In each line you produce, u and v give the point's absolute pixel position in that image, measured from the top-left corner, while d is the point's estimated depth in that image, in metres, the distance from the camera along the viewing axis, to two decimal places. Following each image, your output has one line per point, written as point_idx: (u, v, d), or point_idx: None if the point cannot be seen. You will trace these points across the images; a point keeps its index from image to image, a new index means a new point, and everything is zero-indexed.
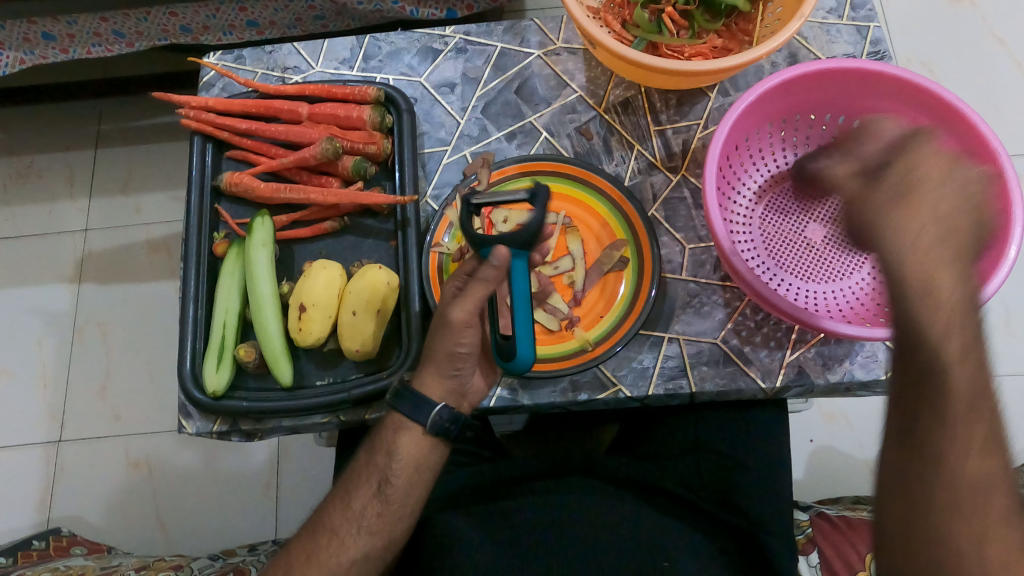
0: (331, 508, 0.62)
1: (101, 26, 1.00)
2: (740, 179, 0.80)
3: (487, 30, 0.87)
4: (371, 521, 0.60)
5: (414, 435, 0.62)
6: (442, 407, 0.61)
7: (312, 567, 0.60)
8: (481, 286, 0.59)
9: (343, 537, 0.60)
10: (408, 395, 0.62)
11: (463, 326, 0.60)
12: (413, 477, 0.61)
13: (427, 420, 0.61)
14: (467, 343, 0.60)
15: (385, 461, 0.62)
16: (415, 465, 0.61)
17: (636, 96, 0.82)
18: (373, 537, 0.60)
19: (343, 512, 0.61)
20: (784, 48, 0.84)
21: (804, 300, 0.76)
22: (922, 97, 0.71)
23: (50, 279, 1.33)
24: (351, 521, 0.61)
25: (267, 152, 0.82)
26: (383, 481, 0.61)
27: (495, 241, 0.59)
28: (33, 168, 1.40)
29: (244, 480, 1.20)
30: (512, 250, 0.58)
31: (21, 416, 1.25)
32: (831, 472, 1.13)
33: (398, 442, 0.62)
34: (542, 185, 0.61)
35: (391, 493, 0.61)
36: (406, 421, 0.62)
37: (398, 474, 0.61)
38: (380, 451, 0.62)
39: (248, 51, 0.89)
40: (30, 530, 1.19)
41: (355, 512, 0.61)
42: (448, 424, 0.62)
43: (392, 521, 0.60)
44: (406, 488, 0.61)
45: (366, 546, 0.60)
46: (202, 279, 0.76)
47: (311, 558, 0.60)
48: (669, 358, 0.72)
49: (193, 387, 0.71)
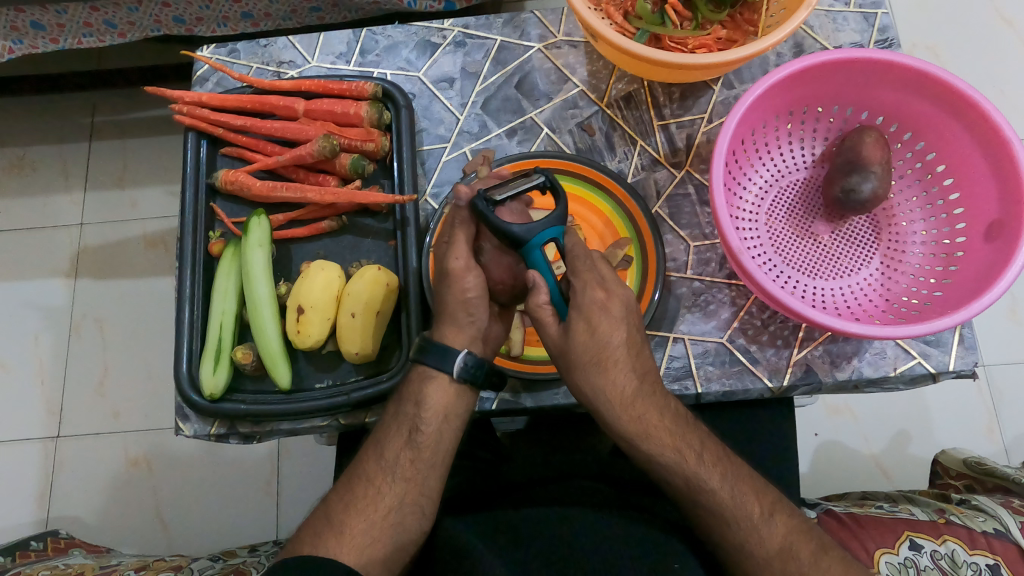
0: (364, 459, 0.60)
1: (93, 16, 0.98)
2: (746, 173, 0.78)
3: (486, 23, 0.85)
4: (404, 467, 0.58)
5: (441, 384, 0.60)
6: (465, 353, 0.60)
7: (349, 516, 0.57)
8: (466, 231, 0.62)
9: (378, 485, 0.58)
10: (432, 346, 0.61)
11: (461, 270, 0.61)
12: (443, 425, 0.60)
13: (452, 369, 0.60)
14: (473, 287, 0.61)
15: (413, 411, 0.60)
16: (444, 412, 0.60)
17: (639, 90, 0.81)
18: (408, 484, 0.58)
19: (377, 461, 0.59)
20: (790, 38, 0.82)
21: (813, 300, 0.75)
22: (933, 87, 0.70)
23: (45, 274, 1.32)
24: (384, 470, 0.58)
25: (263, 150, 0.80)
26: (413, 428, 0.59)
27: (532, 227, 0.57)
28: (26, 161, 1.37)
29: (245, 474, 1.19)
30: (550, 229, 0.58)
31: (18, 411, 1.24)
32: (836, 465, 1.12)
33: (427, 391, 0.60)
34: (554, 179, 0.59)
35: (422, 441, 0.59)
36: (429, 370, 0.61)
37: (427, 422, 0.59)
38: (408, 401, 0.61)
39: (242, 45, 0.87)
40: (30, 526, 1.19)
41: (388, 460, 0.59)
42: (471, 371, 0.60)
43: (424, 468, 0.59)
44: (437, 436, 0.60)
45: (402, 493, 0.58)
46: (198, 279, 0.75)
47: (348, 507, 0.57)
48: (674, 358, 0.71)
49: (190, 390, 0.70)
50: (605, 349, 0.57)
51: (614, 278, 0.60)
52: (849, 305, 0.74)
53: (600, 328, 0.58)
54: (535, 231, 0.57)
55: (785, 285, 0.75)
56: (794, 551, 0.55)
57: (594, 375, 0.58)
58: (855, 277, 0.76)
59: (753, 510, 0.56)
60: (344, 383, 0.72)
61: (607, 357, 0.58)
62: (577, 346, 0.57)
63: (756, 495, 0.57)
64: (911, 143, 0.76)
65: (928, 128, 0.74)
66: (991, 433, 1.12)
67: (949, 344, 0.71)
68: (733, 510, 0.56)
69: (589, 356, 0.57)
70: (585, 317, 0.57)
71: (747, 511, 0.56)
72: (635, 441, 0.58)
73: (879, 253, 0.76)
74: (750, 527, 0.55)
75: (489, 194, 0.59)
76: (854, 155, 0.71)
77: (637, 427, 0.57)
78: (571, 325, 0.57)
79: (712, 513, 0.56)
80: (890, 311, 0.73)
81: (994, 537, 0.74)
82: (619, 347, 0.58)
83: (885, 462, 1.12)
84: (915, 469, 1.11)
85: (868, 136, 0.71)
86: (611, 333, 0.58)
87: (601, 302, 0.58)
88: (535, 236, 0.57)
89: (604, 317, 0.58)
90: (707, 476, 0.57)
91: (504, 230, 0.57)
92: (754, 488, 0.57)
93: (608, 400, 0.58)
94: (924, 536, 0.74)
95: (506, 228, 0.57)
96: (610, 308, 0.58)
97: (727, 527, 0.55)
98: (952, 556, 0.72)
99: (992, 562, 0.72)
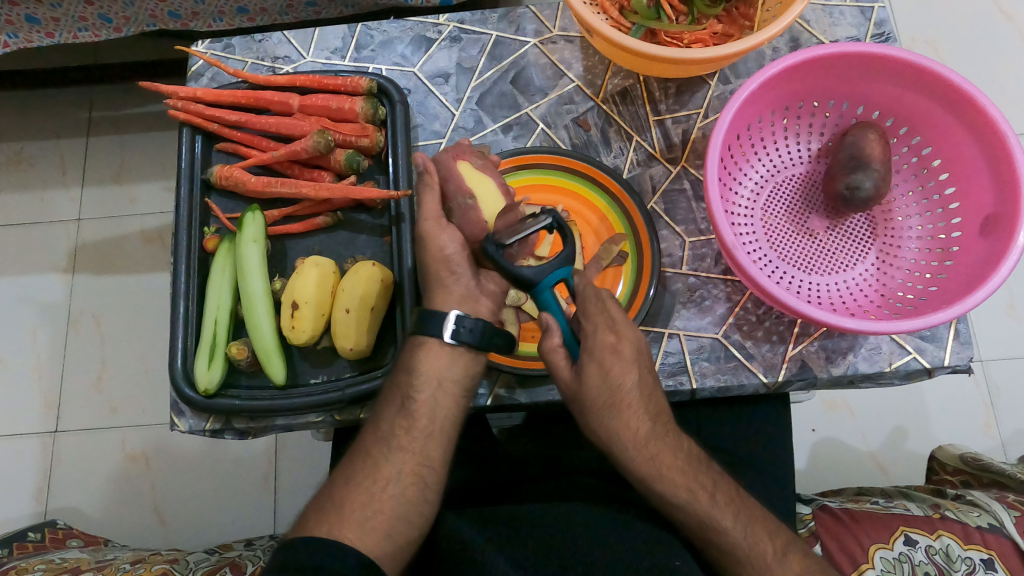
0: (363, 435, 0.60)
1: (88, 9, 0.97)
2: (742, 169, 0.78)
3: (482, 18, 0.85)
4: (399, 437, 0.58)
5: (431, 349, 0.60)
6: (457, 316, 0.59)
7: (348, 488, 0.56)
8: (432, 194, 0.63)
9: (375, 456, 0.57)
10: (423, 316, 0.61)
11: (433, 229, 0.62)
12: (438, 392, 0.60)
13: (443, 334, 0.59)
14: (448, 244, 0.61)
15: (406, 378, 0.60)
16: (439, 377, 0.60)
17: (635, 85, 0.80)
18: (405, 453, 0.57)
19: (373, 434, 0.59)
20: (786, 33, 0.82)
21: (809, 296, 0.75)
22: (929, 81, 0.70)
23: (43, 269, 1.32)
24: (380, 441, 0.58)
25: (258, 145, 0.80)
26: (405, 397, 0.59)
27: (540, 270, 0.58)
28: (23, 155, 1.37)
29: (242, 469, 1.20)
30: (561, 272, 0.58)
31: (16, 405, 1.25)
32: (832, 461, 1.13)
33: (419, 357, 0.60)
34: (559, 212, 0.59)
35: (415, 408, 0.59)
36: (425, 338, 0.60)
37: (420, 389, 0.59)
38: (401, 370, 0.61)
39: (237, 40, 0.87)
40: (28, 520, 1.19)
41: (384, 432, 0.59)
42: (467, 333, 0.59)
43: (421, 437, 0.58)
44: (431, 404, 0.59)
45: (400, 462, 0.57)
46: (193, 274, 0.75)
47: (347, 480, 0.57)
48: (669, 354, 0.71)
49: (184, 385, 0.70)
50: (619, 391, 0.57)
51: (625, 319, 0.59)
52: (845, 300, 0.74)
53: (612, 372, 0.57)
54: (545, 273, 0.58)
55: (780, 281, 0.75)
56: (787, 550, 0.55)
57: (608, 418, 0.57)
58: (851, 272, 0.76)
59: (766, 548, 0.55)
60: (340, 379, 0.72)
61: (622, 398, 0.57)
62: (591, 387, 0.57)
63: (768, 534, 0.56)
64: (907, 137, 0.76)
65: (925, 122, 0.74)
66: (988, 428, 1.12)
67: (945, 339, 0.71)
68: (748, 551, 0.55)
69: (603, 401, 0.57)
70: (596, 360, 0.57)
71: (760, 550, 0.55)
72: (651, 482, 0.57)
73: (875, 249, 0.76)
74: (765, 566, 0.54)
75: (498, 236, 0.59)
76: (858, 151, 0.71)
77: (653, 467, 0.57)
78: (585, 367, 0.57)
79: (724, 552, 0.56)
80: (886, 306, 0.73)
81: (989, 531, 0.74)
82: (632, 390, 0.57)
83: (882, 458, 1.12)
84: (911, 464, 1.11)
85: (872, 132, 0.71)
86: (624, 376, 0.57)
87: (613, 346, 0.58)
88: (545, 277, 0.58)
89: (617, 362, 0.57)
90: (719, 516, 0.56)
91: (514, 275, 0.58)
92: (767, 525, 0.57)
93: (621, 441, 0.57)
94: (919, 531, 0.74)
95: (517, 271, 0.57)
96: (621, 351, 0.58)
97: (740, 565, 0.55)
98: (947, 551, 0.72)
99: (986, 557, 0.71)
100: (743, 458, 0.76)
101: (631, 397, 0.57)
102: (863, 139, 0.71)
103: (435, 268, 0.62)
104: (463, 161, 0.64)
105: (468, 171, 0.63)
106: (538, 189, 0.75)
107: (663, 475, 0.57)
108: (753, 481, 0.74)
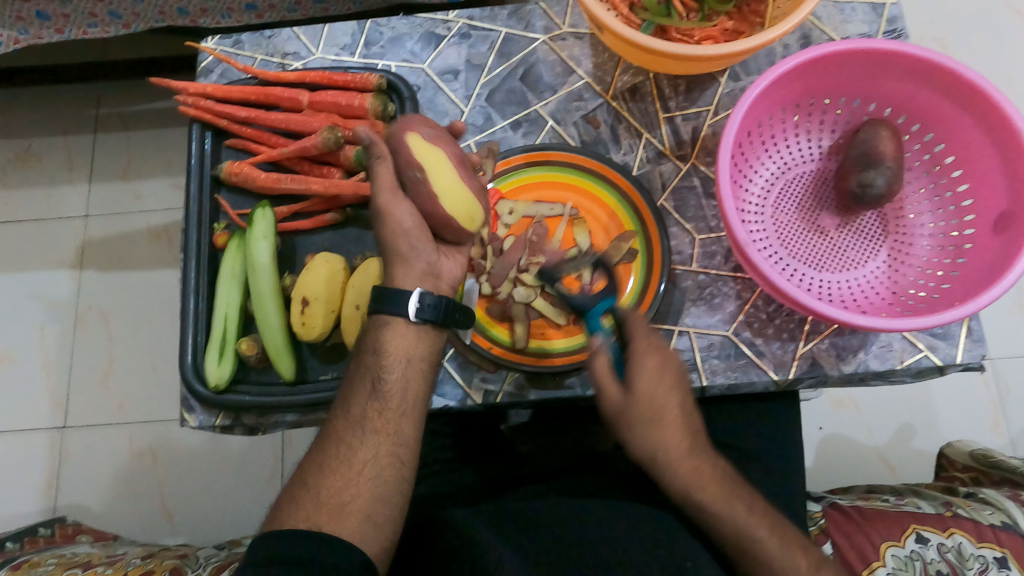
0: (332, 422, 0.59)
1: (98, 6, 0.97)
2: (752, 166, 0.77)
3: (491, 14, 0.85)
4: (373, 420, 0.57)
5: (397, 330, 0.59)
6: (419, 294, 0.58)
7: (325, 476, 0.56)
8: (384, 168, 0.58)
9: (350, 442, 0.57)
10: (388, 295, 0.59)
11: (389, 205, 0.58)
12: (407, 370, 0.59)
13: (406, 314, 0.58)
14: (405, 219, 0.58)
15: (374, 360, 0.59)
16: (406, 356, 0.59)
17: (645, 82, 0.80)
18: (379, 436, 0.57)
19: (344, 419, 0.58)
20: (796, 29, 0.82)
21: (820, 293, 0.74)
22: (942, 76, 0.69)
23: (51, 265, 1.32)
24: (352, 424, 0.58)
25: (268, 142, 0.80)
26: (376, 379, 0.58)
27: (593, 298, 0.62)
28: (32, 152, 1.38)
29: (250, 465, 1.20)
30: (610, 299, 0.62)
31: (24, 401, 1.25)
32: (839, 459, 1.12)
33: (386, 339, 0.59)
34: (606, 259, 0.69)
35: (387, 390, 0.58)
36: (387, 318, 0.59)
37: (390, 369, 0.58)
38: (367, 352, 0.60)
39: (247, 36, 0.87)
40: (36, 515, 1.19)
41: (355, 416, 0.58)
42: (429, 311, 0.59)
43: (394, 417, 0.58)
44: (402, 385, 0.59)
45: (375, 446, 0.57)
46: (203, 270, 0.75)
47: (322, 468, 0.56)
48: (679, 351, 0.71)
49: (194, 381, 0.70)
50: (663, 410, 0.57)
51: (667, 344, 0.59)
52: (855, 298, 0.74)
53: (659, 389, 0.57)
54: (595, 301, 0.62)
55: (790, 278, 0.75)
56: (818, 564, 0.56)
57: (650, 432, 0.57)
58: (862, 270, 0.75)
59: (800, 560, 0.55)
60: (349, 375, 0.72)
61: (664, 411, 0.57)
62: (639, 406, 0.56)
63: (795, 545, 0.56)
64: (919, 134, 0.75)
65: (938, 119, 0.73)
66: (997, 427, 1.11)
67: (957, 337, 0.70)
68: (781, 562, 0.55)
69: (648, 418, 0.56)
70: (643, 379, 0.56)
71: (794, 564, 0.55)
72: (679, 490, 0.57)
73: (886, 245, 0.76)
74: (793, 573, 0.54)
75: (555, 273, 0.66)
76: (870, 147, 0.70)
77: (695, 479, 0.57)
78: (632, 387, 0.56)
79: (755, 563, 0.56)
80: (897, 304, 0.72)
81: (1002, 530, 0.73)
82: (675, 408, 0.57)
83: (890, 456, 1.12)
84: (918, 462, 1.11)
85: (883, 130, 0.71)
86: (668, 395, 0.57)
87: (658, 365, 0.57)
88: (595, 303, 0.62)
89: (662, 380, 0.57)
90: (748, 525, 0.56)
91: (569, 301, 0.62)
92: (784, 531, 0.57)
93: (662, 454, 0.57)
94: (931, 530, 0.73)
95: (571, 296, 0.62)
96: (666, 371, 0.57)
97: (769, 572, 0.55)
98: (959, 549, 0.72)
99: (999, 555, 0.71)
100: (751, 455, 0.76)
101: (671, 411, 0.57)
102: (874, 136, 0.71)
103: (393, 242, 0.59)
104: (412, 133, 0.58)
105: (416, 143, 0.57)
106: (552, 184, 0.76)
107: (703, 484, 0.57)
108: (761, 479, 0.74)
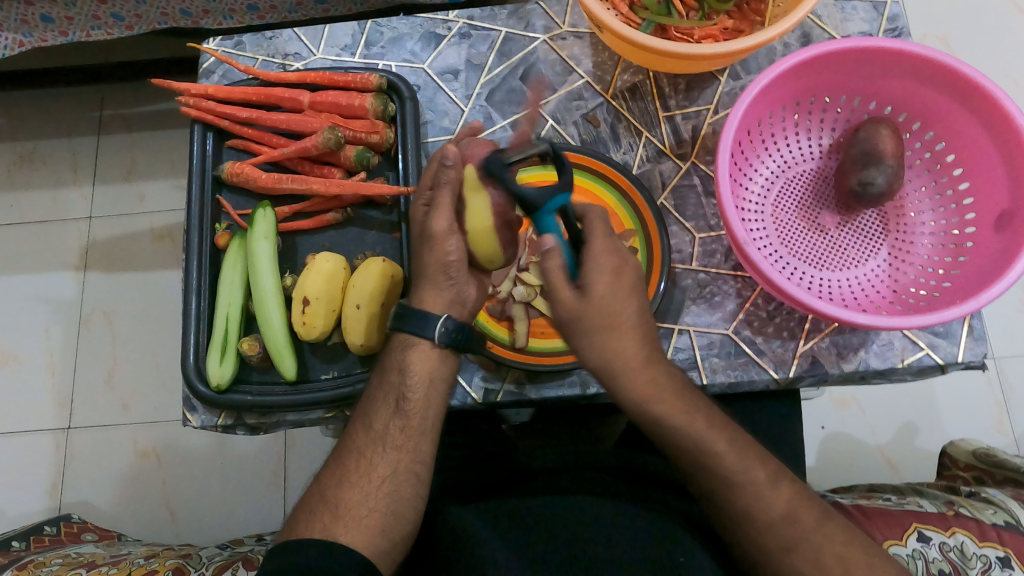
0: (353, 434, 0.59)
1: (101, 8, 0.98)
2: (752, 165, 0.77)
3: (491, 14, 0.85)
4: (394, 436, 0.58)
5: (422, 350, 0.59)
6: (444, 321, 0.59)
7: (345, 490, 0.56)
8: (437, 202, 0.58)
9: (369, 456, 0.57)
10: (409, 313, 0.59)
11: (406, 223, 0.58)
12: (430, 390, 0.59)
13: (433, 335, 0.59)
14: (455, 251, 0.58)
15: (398, 379, 0.59)
16: (429, 377, 0.59)
17: (645, 81, 0.80)
18: (399, 452, 0.57)
19: (366, 433, 0.58)
20: (797, 28, 0.82)
21: (820, 292, 0.74)
22: (943, 75, 0.69)
23: (56, 266, 1.33)
24: (373, 441, 0.58)
25: (269, 142, 0.80)
26: (399, 397, 0.58)
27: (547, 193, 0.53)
28: (36, 153, 1.38)
29: (253, 465, 1.21)
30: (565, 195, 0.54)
31: (30, 401, 1.26)
32: (842, 458, 1.12)
33: (411, 358, 0.59)
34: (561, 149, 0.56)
35: (410, 408, 0.58)
36: (410, 337, 0.59)
37: (413, 389, 0.58)
38: (391, 370, 0.60)
39: (248, 37, 0.87)
40: (42, 515, 1.20)
41: (377, 432, 0.58)
42: (453, 335, 0.59)
43: (414, 435, 0.58)
44: (424, 403, 0.59)
45: (394, 461, 0.57)
46: (205, 271, 0.75)
47: (341, 481, 0.56)
48: (679, 350, 0.71)
49: (196, 381, 0.70)
50: (620, 316, 0.54)
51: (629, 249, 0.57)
52: (856, 296, 0.74)
53: (616, 295, 0.54)
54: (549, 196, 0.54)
55: (790, 276, 0.75)
56: (808, 527, 0.52)
57: (609, 341, 0.54)
58: (862, 268, 0.75)
59: (781, 498, 0.53)
60: (350, 374, 0.72)
61: (626, 319, 0.54)
62: (595, 312, 0.53)
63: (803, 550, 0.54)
64: (920, 133, 0.75)
65: (939, 118, 0.73)
66: (1001, 426, 1.11)
67: (958, 336, 0.70)
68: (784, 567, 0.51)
69: (603, 324, 0.54)
70: (602, 281, 0.54)
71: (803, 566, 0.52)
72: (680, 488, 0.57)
73: (887, 244, 0.76)
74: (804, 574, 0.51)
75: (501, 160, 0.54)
76: (870, 146, 0.70)
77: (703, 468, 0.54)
78: (587, 288, 0.54)
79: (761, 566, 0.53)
80: (897, 302, 0.72)
81: (1004, 529, 0.73)
82: (634, 315, 0.54)
83: (892, 455, 1.11)
84: (921, 461, 1.10)
85: (884, 128, 0.71)
86: (626, 301, 0.54)
87: (614, 269, 0.55)
88: (550, 200, 0.53)
89: (619, 283, 0.54)
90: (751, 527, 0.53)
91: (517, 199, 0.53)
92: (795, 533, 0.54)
93: (625, 367, 0.54)
94: (933, 528, 0.73)
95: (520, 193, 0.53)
96: (624, 276, 0.55)
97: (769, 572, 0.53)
98: (961, 548, 0.71)
99: (1002, 555, 0.71)
100: None
101: (631, 319, 0.54)
102: (875, 134, 0.71)
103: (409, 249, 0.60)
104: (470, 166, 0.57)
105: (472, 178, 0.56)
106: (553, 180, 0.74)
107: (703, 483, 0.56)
108: None
